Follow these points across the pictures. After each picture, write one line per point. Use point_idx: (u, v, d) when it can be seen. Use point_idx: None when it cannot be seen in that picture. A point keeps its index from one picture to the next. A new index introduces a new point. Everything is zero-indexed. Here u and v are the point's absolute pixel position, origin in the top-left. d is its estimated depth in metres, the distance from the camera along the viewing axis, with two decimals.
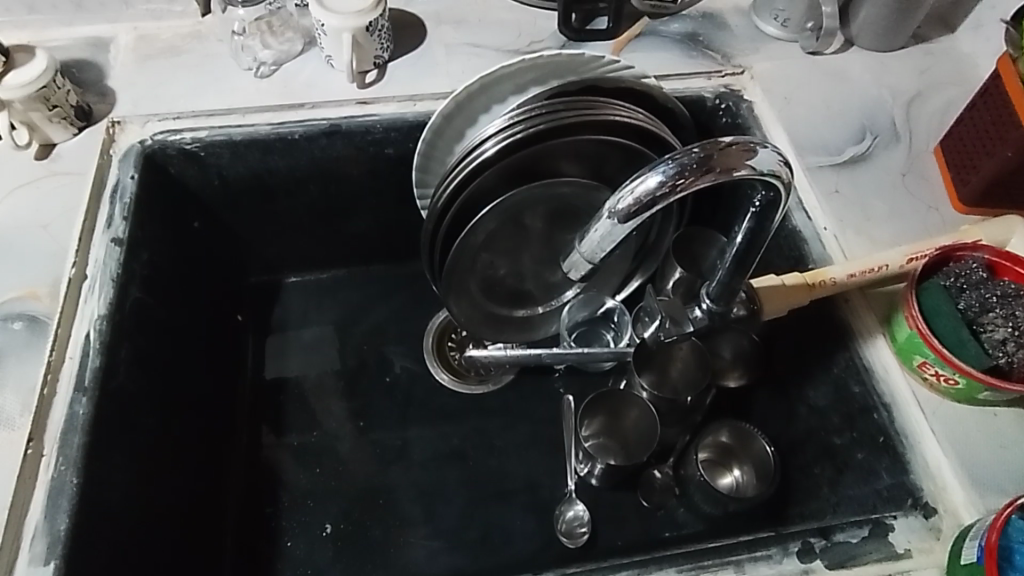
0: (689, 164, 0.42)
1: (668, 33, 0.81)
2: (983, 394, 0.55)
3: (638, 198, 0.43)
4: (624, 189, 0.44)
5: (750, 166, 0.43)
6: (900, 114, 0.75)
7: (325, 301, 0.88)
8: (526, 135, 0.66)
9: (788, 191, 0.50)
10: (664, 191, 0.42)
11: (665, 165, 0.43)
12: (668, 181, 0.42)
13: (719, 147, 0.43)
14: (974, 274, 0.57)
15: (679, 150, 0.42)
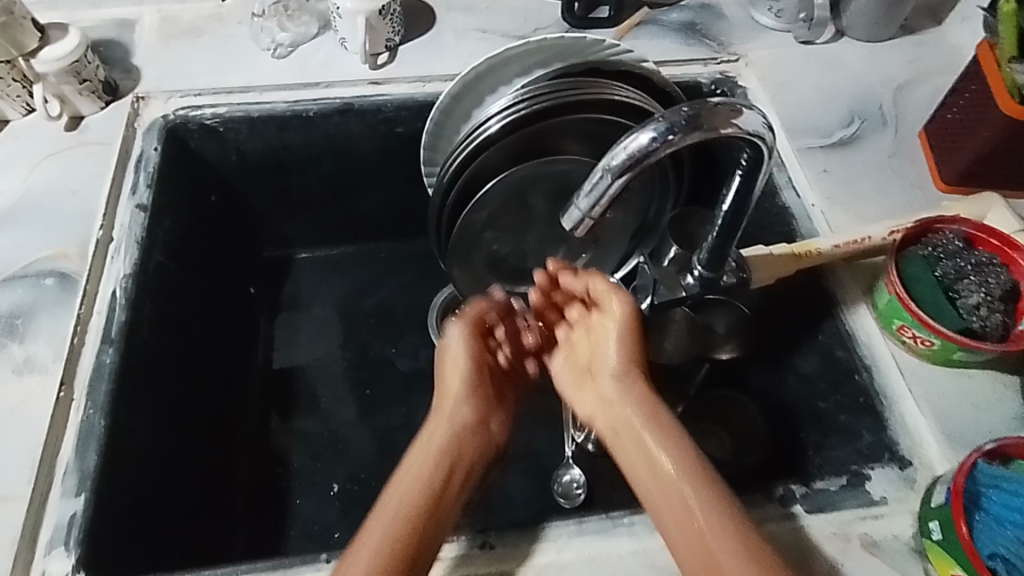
0: (679, 122, 0.44)
1: (669, 22, 0.84)
2: (959, 355, 0.58)
3: (631, 155, 0.45)
4: (618, 145, 0.46)
5: (737, 125, 0.46)
6: (889, 99, 0.78)
7: (335, 276, 0.92)
8: (530, 112, 0.69)
9: (771, 149, 0.52)
10: (657, 145, 0.45)
11: (655, 124, 0.45)
12: (660, 137, 0.44)
13: (707, 107, 0.45)
14: (951, 245, 0.60)
15: (670, 109, 0.45)
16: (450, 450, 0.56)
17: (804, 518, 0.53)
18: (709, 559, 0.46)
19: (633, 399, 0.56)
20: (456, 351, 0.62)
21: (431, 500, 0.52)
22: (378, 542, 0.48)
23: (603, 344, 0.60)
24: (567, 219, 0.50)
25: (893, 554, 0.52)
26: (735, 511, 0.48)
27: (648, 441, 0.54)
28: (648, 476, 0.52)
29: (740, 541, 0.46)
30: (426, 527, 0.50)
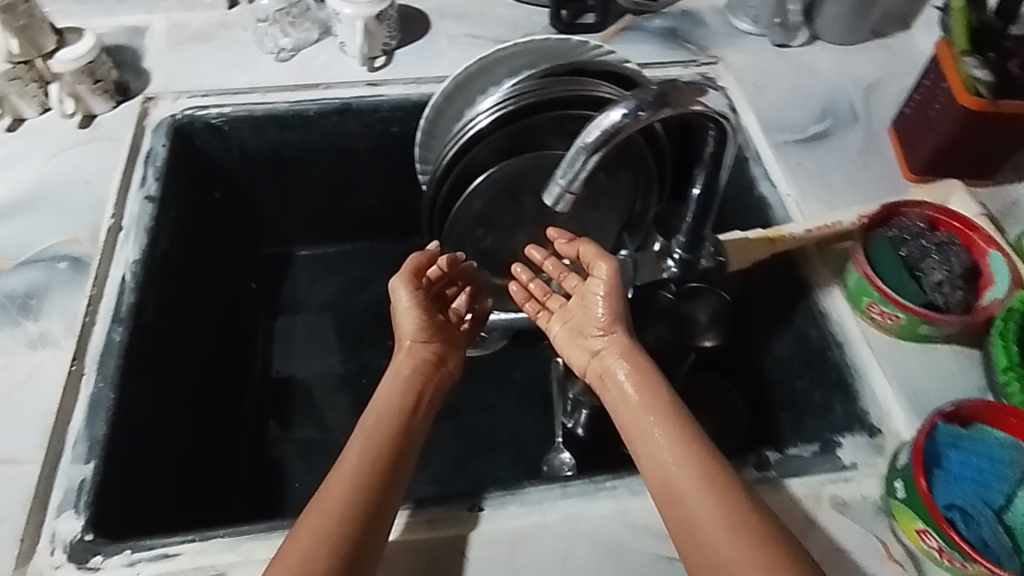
0: (648, 99, 0.50)
1: (651, 28, 0.89)
2: (923, 329, 0.61)
3: (606, 130, 0.50)
4: (592, 123, 0.51)
5: (700, 103, 0.52)
6: (860, 98, 0.82)
7: (333, 273, 0.96)
8: (518, 108, 0.73)
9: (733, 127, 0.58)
10: (628, 121, 0.50)
11: (627, 103, 0.51)
12: (631, 113, 0.50)
13: (674, 87, 0.51)
14: (915, 227, 0.64)
15: (639, 89, 0.51)
16: (410, 391, 0.61)
17: (777, 482, 0.56)
18: (671, 488, 0.51)
19: (610, 347, 0.60)
20: (404, 304, 0.65)
21: (395, 431, 0.57)
22: (348, 464, 0.53)
23: (586, 300, 0.62)
24: (549, 197, 0.54)
25: (859, 513, 0.54)
26: (699, 445, 0.52)
27: (625, 385, 0.57)
28: (624, 416, 0.56)
29: (699, 471, 0.50)
30: (392, 453, 0.55)
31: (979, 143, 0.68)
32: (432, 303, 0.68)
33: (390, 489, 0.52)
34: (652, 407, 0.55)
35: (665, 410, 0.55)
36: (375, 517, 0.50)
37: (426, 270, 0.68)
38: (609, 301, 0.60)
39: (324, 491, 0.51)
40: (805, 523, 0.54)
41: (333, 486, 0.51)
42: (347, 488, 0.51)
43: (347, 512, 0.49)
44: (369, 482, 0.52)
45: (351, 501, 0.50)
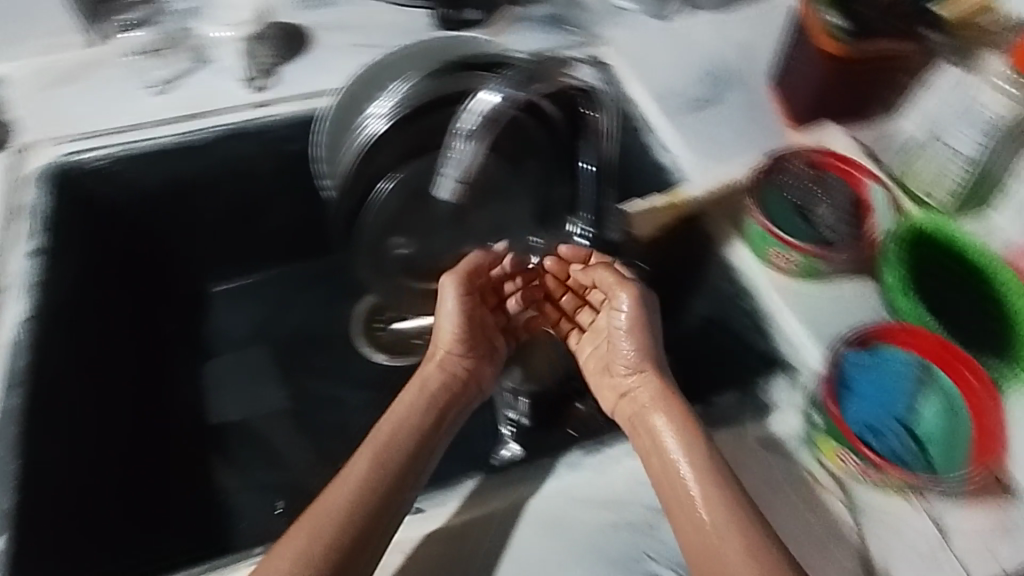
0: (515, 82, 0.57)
1: (535, 16, 0.89)
2: (820, 267, 0.64)
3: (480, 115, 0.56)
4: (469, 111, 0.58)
5: None
6: (738, 59, 0.85)
7: (252, 303, 0.92)
8: (409, 110, 0.76)
9: None
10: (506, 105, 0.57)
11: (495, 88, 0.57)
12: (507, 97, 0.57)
13: None
14: (798, 172, 0.68)
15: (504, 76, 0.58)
16: (432, 406, 0.61)
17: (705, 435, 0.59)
18: (708, 553, 0.50)
19: (647, 395, 0.60)
20: (449, 308, 0.66)
21: (411, 448, 0.57)
22: (354, 477, 0.54)
23: (611, 338, 0.65)
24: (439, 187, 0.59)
25: (785, 449, 0.58)
26: (738, 499, 0.52)
27: (663, 437, 0.57)
28: (660, 472, 0.55)
29: (742, 535, 0.50)
30: (400, 466, 0.56)
31: (850, 87, 0.72)
32: (478, 309, 0.68)
33: (389, 509, 0.53)
34: (691, 466, 0.54)
35: (705, 465, 0.54)
36: (365, 536, 0.51)
37: (481, 272, 0.68)
38: (637, 338, 0.63)
39: (323, 499, 0.53)
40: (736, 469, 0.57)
41: (330, 498, 0.53)
42: (343, 504, 0.52)
43: (337, 527, 0.51)
44: (367, 497, 0.53)
45: (346, 515, 0.51)
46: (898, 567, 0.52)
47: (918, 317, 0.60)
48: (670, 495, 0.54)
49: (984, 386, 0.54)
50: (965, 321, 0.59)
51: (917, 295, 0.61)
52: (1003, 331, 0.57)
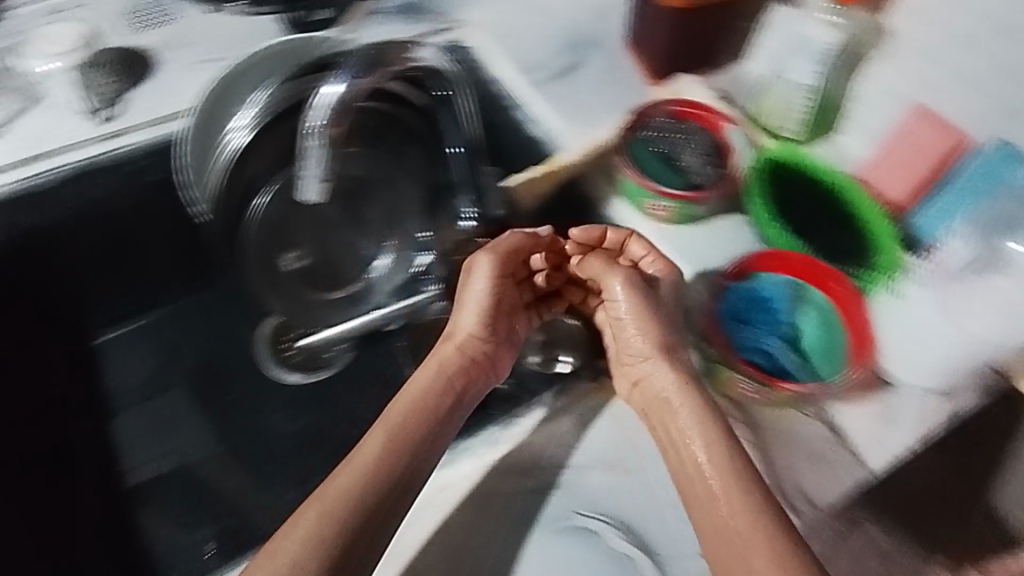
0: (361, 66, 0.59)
1: (389, 7, 0.88)
2: (695, 210, 0.67)
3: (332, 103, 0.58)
4: (314, 106, 0.58)
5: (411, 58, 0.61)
6: (596, 23, 0.86)
7: (146, 348, 0.87)
8: (274, 114, 0.76)
9: None
10: (352, 91, 0.58)
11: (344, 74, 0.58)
12: (351, 81, 0.58)
13: (389, 49, 0.61)
14: (662, 125, 0.70)
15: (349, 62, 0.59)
16: (451, 391, 0.61)
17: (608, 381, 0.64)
18: (727, 550, 0.51)
19: (657, 384, 0.61)
20: (477, 288, 0.65)
21: (426, 428, 0.58)
22: (367, 452, 0.56)
23: (615, 331, 0.66)
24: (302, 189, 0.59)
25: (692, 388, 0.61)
26: (757, 492, 0.53)
27: (683, 434, 0.57)
28: (679, 469, 0.57)
29: (761, 528, 0.51)
30: (412, 446, 0.57)
31: (696, 36, 0.75)
32: (505, 290, 0.66)
33: (401, 487, 0.55)
34: (711, 467, 0.55)
35: (728, 463, 0.55)
36: (374, 512, 0.53)
37: (518, 254, 0.67)
38: (659, 326, 0.63)
39: (340, 471, 0.55)
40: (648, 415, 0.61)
41: (346, 471, 0.55)
42: (356, 480, 0.54)
43: (345, 501, 0.53)
44: (379, 474, 0.55)
45: (357, 489, 0.54)
46: (800, 472, 0.58)
47: (789, 243, 0.64)
48: (693, 492, 0.55)
49: (853, 296, 0.59)
50: (826, 237, 0.65)
51: (783, 222, 0.65)
52: (860, 239, 0.63)
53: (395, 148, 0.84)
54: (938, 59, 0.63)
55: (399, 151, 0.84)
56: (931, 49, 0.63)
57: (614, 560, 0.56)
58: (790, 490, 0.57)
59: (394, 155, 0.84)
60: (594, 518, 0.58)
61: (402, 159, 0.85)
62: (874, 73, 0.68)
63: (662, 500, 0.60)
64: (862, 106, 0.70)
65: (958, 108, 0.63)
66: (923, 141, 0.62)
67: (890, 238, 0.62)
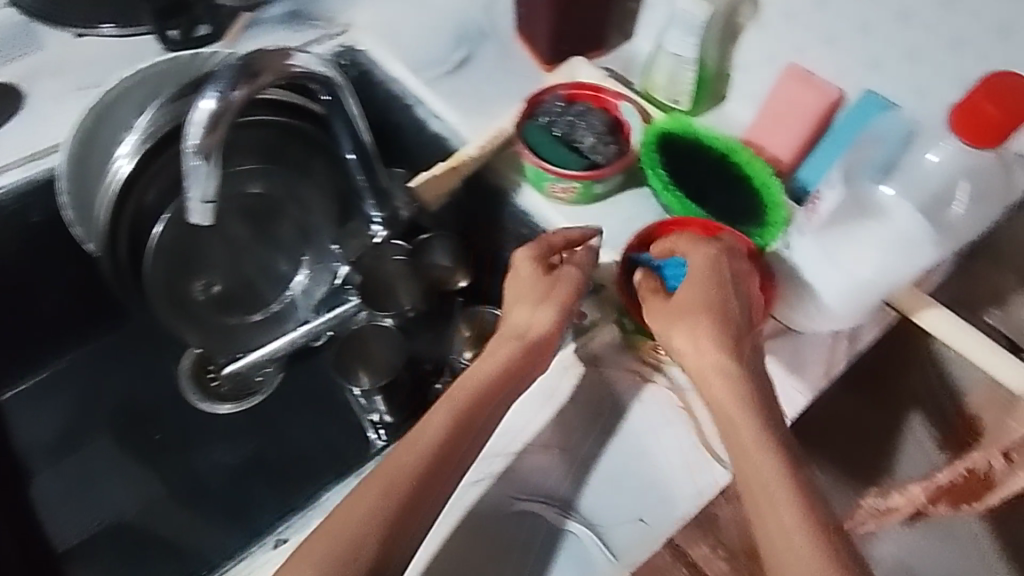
0: (231, 79, 0.55)
1: (271, 18, 0.86)
2: (598, 187, 0.69)
3: (207, 122, 0.55)
4: (190, 124, 0.55)
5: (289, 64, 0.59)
6: (484, 15, 0.86)
7: (57, 390, 0.89)
8: (156, 141, 0.72)
9: (344, 90, 0.67)
10: (224, 106, 0.55)
11: (214, 88, 0.55)
12: (222, 95, 0.55)
13: (262, 57, 0.58)
14: (556, 108, 0.72)
15: (219, 75, 0.56)
16: (509, 376, 0.57)
17: None
18: (780, 560, 0.48)
19: (719, 384, 0.54)
20: (537, 275, 0.60)
21: (483, 416, 0.55)
22: (427, 436, 0.53)
23: (682, 329, 0.56)
24: (190, 210, 0.57)
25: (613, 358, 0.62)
26: (807, 504, 0.49)
27: (742, 435, 0.52)
28: (750, 475, 0.51)
29: (813, 542, 0.48)
30: (469, 437, 0.54)
31: (577, 18, 0.76)
32: (562, 283, 0.60)
33: (440, 477, 0.52)
34: (763, 472, 0.51)
35: (784, 471, 0.50)
36: (416, 508, 0.50)
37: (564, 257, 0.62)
38: (729, 323, 0.55)
39: (396, 452, 0.52)
40: (570, 393, 0.60)
41: (401, 456, 0.52)
42: (409, 467, 0.51)
43: (392, 488, 0.50)
44: (430, 464, 0.51)
45: (408, 478, 0.50)
46: None
47: (687, 209, 0.65)
48: (757, 499, 0.50)
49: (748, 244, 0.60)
50: (721, 199, 0.66)
51: (679, 189, 0.66)
52: (752, 198, 0.65)
53: (298, 162, 0.81)
54: (801, 23, 0.66)
55: (303, 167, 0.82)
56: (793, 14, 0.66)
57: (553, 538, 0.55)
58: (717, 444, 0.58)
59: (296, 169, 0.81)
60: (535, 500, 0.56)
61: (308, 174, 0.82)
62: (748, 42, 0.71)
63: (597, 471, 0.57)
64: (743, 73, 0.73)
65: (825, 66, 0.66)
66: (797, 98, 0.66)
67: (778, 194, 0.64)
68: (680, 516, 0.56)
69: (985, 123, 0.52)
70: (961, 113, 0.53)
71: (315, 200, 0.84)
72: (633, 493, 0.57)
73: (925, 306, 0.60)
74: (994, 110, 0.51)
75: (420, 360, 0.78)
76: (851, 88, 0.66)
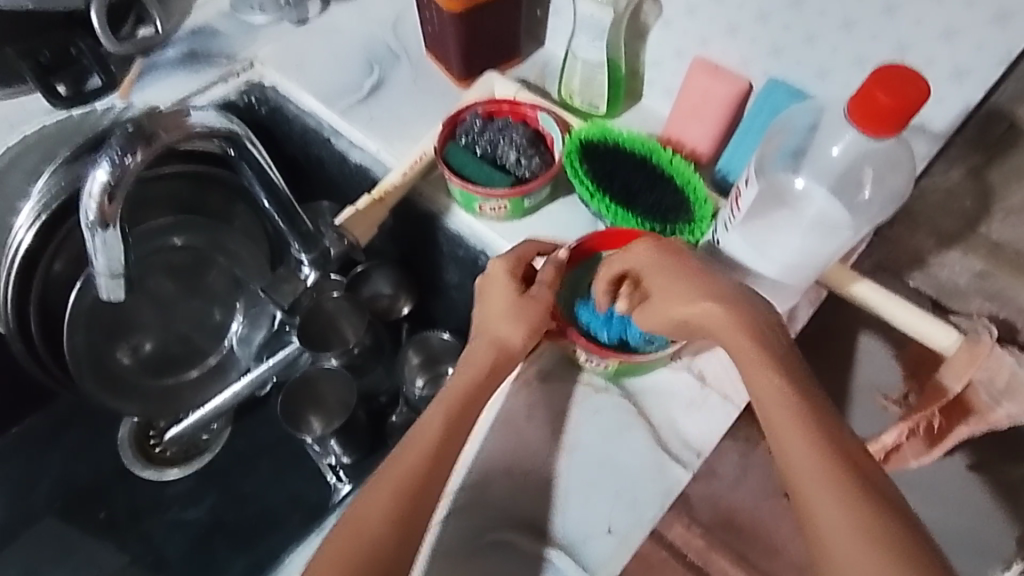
0: (122, 146, 0.53)
1: (167, 61, 0.82)
2: (528, 202, 0.68)
3: (101, 194, 0.52)
4: (86, 198, 0.53)
5: (187, 125, 0.57)
6: (391, 36, 0.84)
7: None
8: (55, 210, 0.68)
9: (254, 144, 0.63)
10: (119, 175, 0.52)
11: (107, 157, 0.53)
12: (115, 164, 0.52)
13: (155, 118, 0.55)
14: (475, 125, 0.71)
15: (111, 142, 0.53)
16: (488, 372, 0.56)
17: None
18: (800, 494, 0.46)
19: (724, 332, 0.53)
20: (512, 295, 0.58)
21: (470, 413, 0.55)
22: (427, 433, 0.53)
23: (682, 294, 0.55)
24: (98, 285, 0.56)
25: (559, 373, 0.61)
26: (833, 441, 0.47)
27: (756, 378, 0.50)
28: (769, 413, 0.49)
29: (841, 480, 0.45)
30: (465, 429, 0.54)
31: (485, 33, 0.75)
32: (535, 304, 0.58)
33: (435, 474, 0.51)
34: (782, 411, 0.48)
35: (798, 401, 0.48)
36: (425, 501, 0.50)
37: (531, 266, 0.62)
38: (722, 284, 0.55)
39: (398, 453, 0.52)
40: (526, 413, 0.59)
41: (403, 457, 0.52)
42: (413, 465, 0.51)
43: (403, 487, 0.50)
44: (432, 459, 0.52)
45: (412, 476, 0.51)
46: (677, 417, 0.60)
47: (617, 214, 0.65)
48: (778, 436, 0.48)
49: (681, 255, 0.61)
50: (650, 199, 0.66)
51: (606, 195, 0.66)
52: (678, 194, 0.66)
53: (216, 210, 0.80)
54: (702, 17, 0.67)
55: (224, 214, 0.80)
56: (693, 9, 0.68)
57: (528, 565, 0.54)
58: (674, 442, 0.59)
59: (215, 217, 0.79)
60: (506, 529, 0.55)
61: (229, 222, 0.80)
62: (656, 40, 0.72)
63: (568, 485, 0.57)
64: (655, 69, 0.74)
65: (729, 57, 0.68)
66: (708, 89, 0.68)
67: (703, 189, 0.66)
68: (649, 522, 0.56)
69: (877, 113, 0.45)
70: (857, 103, 0.46)
71: (240, 244, 0.81)
72: (603, 503, 0.56)
73: (852, 281, 0.62)
74: (884, 99, 0.44)
75: (374, 395, 0.80)
76: (757, 75, 0.67)
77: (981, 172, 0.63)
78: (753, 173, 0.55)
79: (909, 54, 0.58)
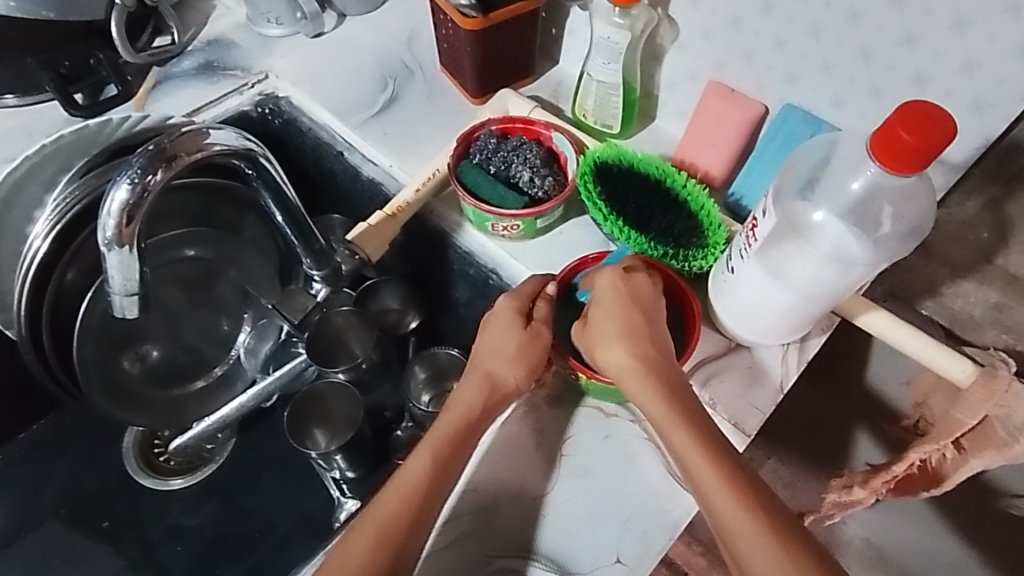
0: (139, 168, 0.53)
1: (183, 71, 0.82)
2: (540, 222, 0.68)
3: (119, 214, 0.52)
4: (104, 214, 0.53)
5: (205, 144, 0.57)
6: (405, 51, 0.85)
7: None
8: (68, 220, 0.68)
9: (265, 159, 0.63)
10: (137, 194, 0.53)
11: (125, 175, 0.53)
12: (136, 182, 0.53)
13: (174, 139, 0.55)
14: (489, 144, 0.71)
15: (131, 161, 0.53)
16: (473, 416, 0.55)
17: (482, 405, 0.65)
18: (731, 539, 0.46)
19: (637, 389, 0.54)
20: (513, 337, 0.58)
21: (458, 453, 0.54)
22: (409, 478, 0.52)
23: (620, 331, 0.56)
24: (113, 301, 0.57)
25: (570, 398, 0.61)
26: (761, 506, 0.47)
27: (673, 434, 0.51)
28: (686, 458, 0.50)
29: (777, 544, 0.45)
30: (452, 473, 0.53)
31: (501, 51, 0.75)
32: (536, 344, 0.58)
33: (422, 516, 0.50)
34: (702, 464, 0.49)
35: (711, 454, 0.49)
36: (409, 547, 0.49)
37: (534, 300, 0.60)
38: (657, 337, 0.55)
39: (381, 499, 0.51)
40: (536, 438, 0.59)
41: (385, 502, 0.51)
42: (392, 515, 0.50)
43: (383, 537, 0.49)
44: (419, 501, 0.51)
45: (397, 520, 0.50)
46: None
47: (631, 237, 0.64)
48: (700, 483, 0.48)
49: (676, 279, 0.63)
50: (662, 223, 0.66)
51: (619, 218, 0.65)
52: (691, 219, 0.66)
53: (225, 220, 0.79)
54: (719, 42, 0.67)
55: (234, 226, 0.80)
56: (709, 34, 0.67)
57: None
58: None
59: (225, 228, 0.79)
60: (514, 556, 0.54)
61: (237, 232, 0.80)
62: (672, 62, 0.72)
63: (578, 516, 0.56)
64: (669, 91, 0.74)
65: (746, 82, 0.68)
66: (721, 115, 0.68)
67: (717, 214, 0.65)
68: (658, 552, 0.55)
69: (899, 150, 0.45)
70: (877, 138, 0.46)
71: (250, 253, 0.81)
72: (612, 534, 0.55)
73: (864, 309, 0.61)
74: (907, 138, 0.44)
75: (380, 410, 0.78)
76: (772, 101, 0.67)
77: (999, 205, 0.62)
78: (769, 204, 0.55)
79: (929, 86, 0.58)
